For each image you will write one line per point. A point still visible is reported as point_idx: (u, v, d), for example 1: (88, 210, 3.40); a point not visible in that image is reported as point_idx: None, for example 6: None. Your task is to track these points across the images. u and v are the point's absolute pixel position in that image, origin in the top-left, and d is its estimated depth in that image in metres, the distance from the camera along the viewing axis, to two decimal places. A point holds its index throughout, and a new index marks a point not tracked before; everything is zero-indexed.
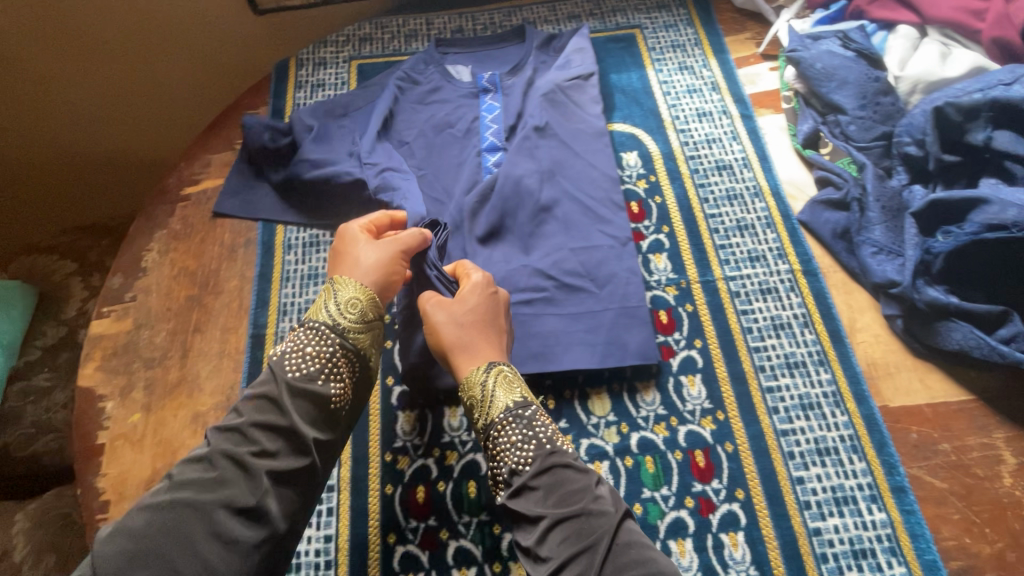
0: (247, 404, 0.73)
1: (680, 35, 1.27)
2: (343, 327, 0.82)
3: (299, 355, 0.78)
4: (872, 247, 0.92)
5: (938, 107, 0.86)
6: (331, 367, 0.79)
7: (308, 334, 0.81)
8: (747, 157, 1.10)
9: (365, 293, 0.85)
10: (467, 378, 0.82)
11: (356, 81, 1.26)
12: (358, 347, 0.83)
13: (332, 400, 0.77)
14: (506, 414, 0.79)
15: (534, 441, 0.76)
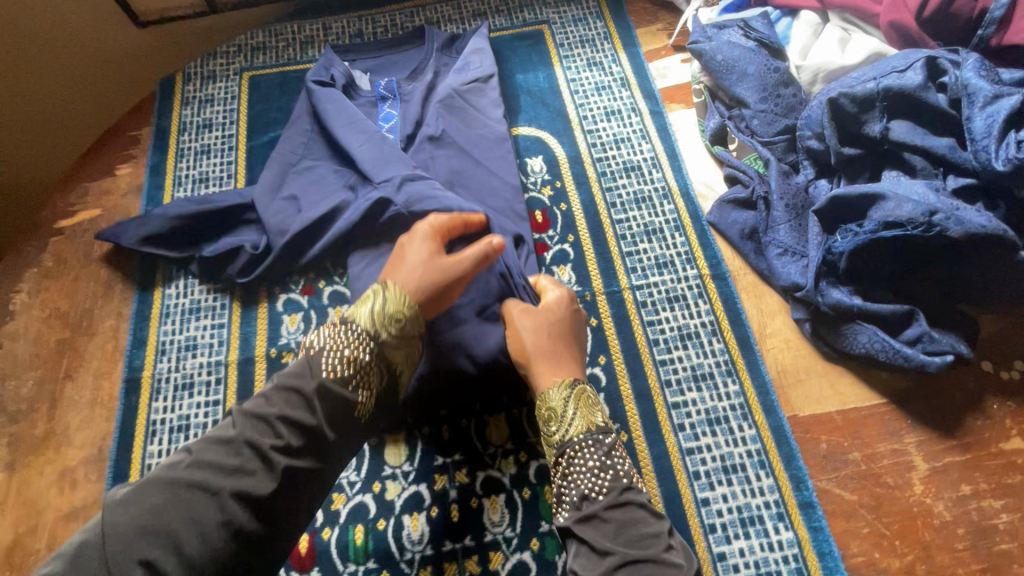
0: (273, 392, 0.63)
1: (590, 29, 1.20)
2: (381, 335, 0.71)
3: (334, 358, 0.67)
4: (777, 248, 0.88)
5: (833, 97, 0.81)
6: (364, 376, 0.68)
7: (340, 339, 0.69)
8: (656, 156, 1.04)
9: (412, 306, 0.74)
10: (546, 392, 0.76)
11: (248, 95, 1.17)
12: (392, 362, 0.72)
13: (357, 407, 0.66)
14: (584, 437, 0.72)
15: (611, 472, 0.70)
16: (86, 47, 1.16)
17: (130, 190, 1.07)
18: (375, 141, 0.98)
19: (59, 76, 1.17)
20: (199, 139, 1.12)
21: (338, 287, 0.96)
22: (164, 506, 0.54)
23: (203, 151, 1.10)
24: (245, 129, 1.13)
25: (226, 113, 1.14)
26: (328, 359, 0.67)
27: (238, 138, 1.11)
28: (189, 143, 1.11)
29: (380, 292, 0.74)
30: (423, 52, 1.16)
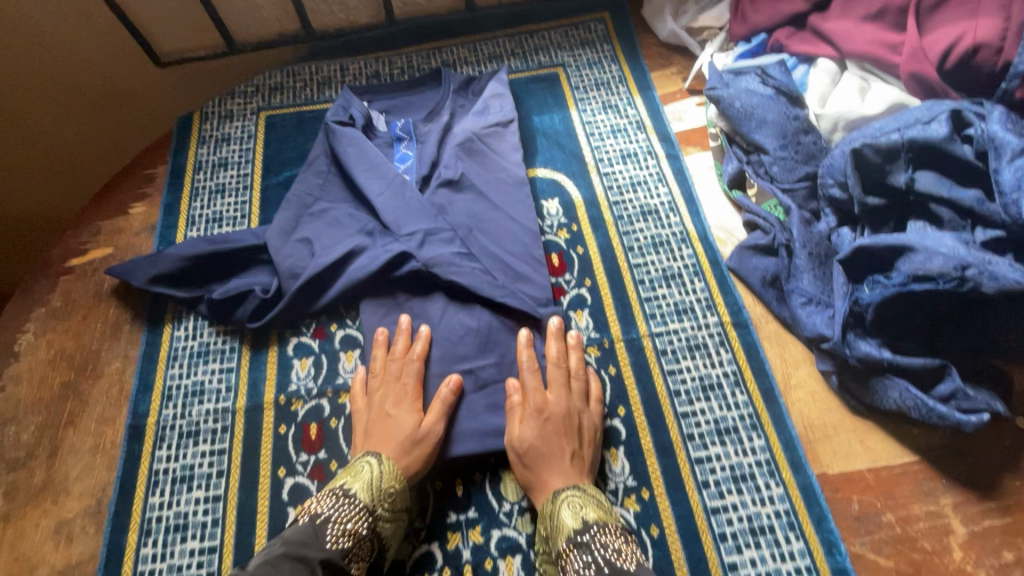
0: (280, 560, 0.64)
1: (605, 72, 1.21)
2: (377, 512, 0.73)
3: (338, 529, 0.70)
4: (802, 297, 0.85)
5: (856, 148, 0.80)
6: (357, 549, 0.71)
7: (336, 509, 0.72)
8: (673, 200, 1.03)
9: (396, 478, 0.75)
10: (539, 509, 0.75)
11: (264, 134, 1.17)
12: (382, 537, 0.74)
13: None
14: (568, 543, 0.70)
15: (593, 564, 0.68)
16: (115, 86, 1.19)
17: (143, 229, 1.07)
18: (395, 188, 0.98)
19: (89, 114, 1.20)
20: (214, 178, 1.12)
21: (350, 330, 0.94)
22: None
23: (218, 191, 1.10)
24: (261, 169, 1.13)
25: (243, 152, 1.15)
26: (332, 526, 0.70)
27: (253, 178, 1.11)
28: (205, 182, 1.11)
29: (370, 464, 0.76)
30: (439, 94, 1.16)
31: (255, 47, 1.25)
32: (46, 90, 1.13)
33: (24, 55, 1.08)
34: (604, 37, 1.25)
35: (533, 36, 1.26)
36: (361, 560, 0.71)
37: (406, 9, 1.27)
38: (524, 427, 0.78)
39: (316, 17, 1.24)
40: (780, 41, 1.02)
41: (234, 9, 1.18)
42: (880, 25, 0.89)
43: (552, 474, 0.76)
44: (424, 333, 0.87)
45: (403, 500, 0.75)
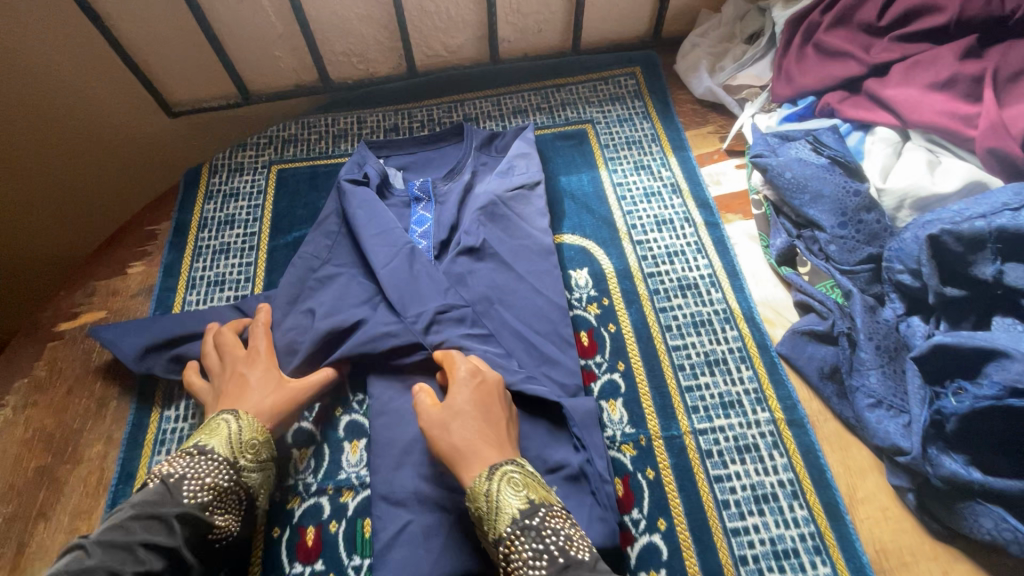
0: (129, 521, 0.63)
1: (636, 129, 1.14)
2: (240, 465, 0.71)
3: (195, 484, 0.68)
4: (868, 397, 0.75)
5: (933, 235, 0.71)
6: (221, 500, 0.69)
7: (191, 464, 0.69)
8: (714, 273, 0.94)
9: (259, 430, 0.74)
10: (470, 489, 0.66)
11: (274, 190, 1.11)
12: (250, 487, 0.72)
13: (212, 531, 0.67)
14: (512, 527, 0.62)
15: (545, 556, 0.60)
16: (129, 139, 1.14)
17: (140, 291, 1.00)
18: (404, 258, 0.89)
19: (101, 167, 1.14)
20: (219, 237, 1.05)
21: (357, 416, 0.85)
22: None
23: (221, 251, 1.03)
24: (268, 228, 1.06)
25: (251, 209, 1.08)
26: (187, 482, 0.68)
27: (260, 237, 1.04)
28: (209, 241, 1.04)
29: (226, 421, 0.73)
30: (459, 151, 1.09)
31: (270, 98, 1.20)
32: (59, 145, 1.07)
33: (39, 109, 1.02)
34: (635, 93, 1.18)
35: (560, 90, 1.20)
36: (227, 510, 0.69)
37: (428, 60, 1.22)
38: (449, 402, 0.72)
39: (334, 68, 1.19)
40: (831, 105, 0.93)
41: (251, 60, 1.13)
42: (949, 94, 0.80)
43: (486, 447, 0.69)
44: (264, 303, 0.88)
45: (267, 450, 0.74)
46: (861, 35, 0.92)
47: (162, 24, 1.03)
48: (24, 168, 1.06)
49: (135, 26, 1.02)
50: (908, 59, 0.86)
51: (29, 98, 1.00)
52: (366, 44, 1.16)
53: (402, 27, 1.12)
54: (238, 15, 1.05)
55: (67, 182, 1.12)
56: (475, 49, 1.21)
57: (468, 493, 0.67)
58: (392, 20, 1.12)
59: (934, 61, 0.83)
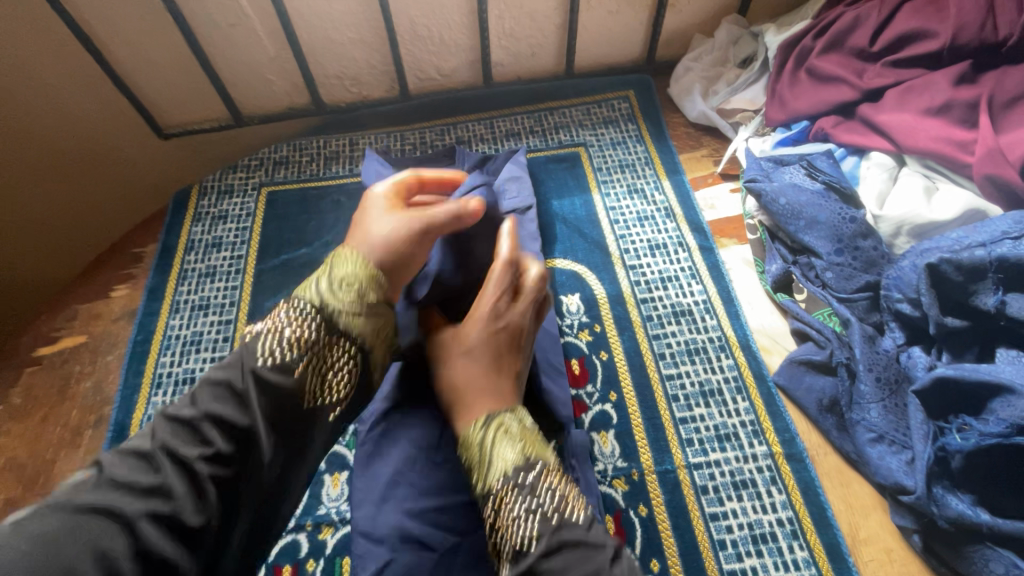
0: (198, 387, 0.52)
1: (630, 153, 1.13)
2: (327, 313, 0.58)
3: (272, 343, 0.55)
4: (869, 432, 0.72)
5: (932, 263, 0.69)
6: (317, 353, 0.56)
7: (287, 321, 0.56)
8: (709, 299, 0.92)
9: (368, 268, 0.62)
10: (464, 437, 0.59)
11: (264, 213, 1.10)
12: (351, 334, 0.58)
13: (301, 393, 0.54)
14: (505, 482, 0.54)
15: (537, 513, 0.52)
16: (122, 157, 1.12)
17: (122, 315, 0.98)
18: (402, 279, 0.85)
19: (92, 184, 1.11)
20: (205, 260, 1.03)
21: (339, 448, 0.83)
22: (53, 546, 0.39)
23: (207, 274, 1.01)
24: (256, 250, 1.04)
25: (239, 231, 1.07)
26: (261, 342, 0.55)
27: (247, 260, 1.03)
28: (195, 264, 1.02)
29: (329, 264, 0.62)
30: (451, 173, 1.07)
31: (262, 120, 1.19)
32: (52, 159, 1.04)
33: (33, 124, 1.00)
34: (628, 116, 1.17)
35: (553, 113, 1.20)
36: (309, 364, 0.55)
37: (421, 84, 1.22)
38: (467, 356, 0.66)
39: (327, 91, 1.18)
40: (825, 129, 0.92)
41: (243, 82, 1.13)
42: (945, 119, 0.79)
43: (497, 388, 0.65)
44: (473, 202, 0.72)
45: (372, 292, 0.61)
46: (854, 60, 0.91)
47: (155, 49, 1.04)
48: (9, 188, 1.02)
49: (126, 49, 1.02)
50: (902, 84, 0.85)
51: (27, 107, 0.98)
52: (359, 68, 1.16)
53: (394, 51, 1.12)
54: (230, 39, 1.05)
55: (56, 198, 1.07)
56: (469, 73, 1.21)
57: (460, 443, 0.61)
58: (384, 44, 1.12)
59: (928, 87, 0.81)
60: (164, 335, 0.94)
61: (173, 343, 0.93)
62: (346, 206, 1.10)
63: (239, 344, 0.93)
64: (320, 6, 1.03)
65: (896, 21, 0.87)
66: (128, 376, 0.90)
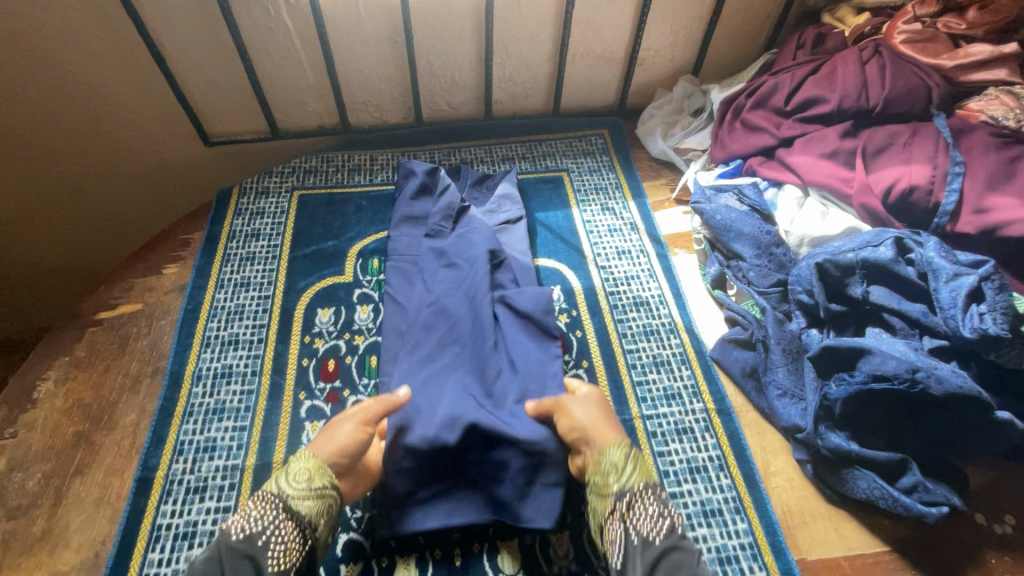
0: (217, 552, 0.72)
1: (603, 178, 1.37)
2: (289, 497, 0.76)
3: (244, 521, 0.74)
4: (777, 389, 0.96)
5: (819, 263, 0.95)
6: (275, 530, 0.73)
7: (257, 510, 0.75)
8: (663, 294, 1.15)
9: (310, 469, 0.78)
10: (603, 451, 0.81)
11: (296, 210, 1.29)
12: (307, 518, 0.76)
13: (269, 564, 0.71)
14: (643, 486, 0.79)
15: (665, 519, 0.76)
16: (176, 159, 1.35)
17: (173, 288, 1.14)
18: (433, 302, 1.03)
19: (153, 176, 1.35)
20: (245, 247, 1.21)
21: (362, 397, 1.01)
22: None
23: (247, 258, 1.20)
24: (289, 240, 1.23)
25: (275, 225, 1.26)
26: (235, 526, 0.73)
27: (282, 248, 1.22)
28: (236, 249, 1.21)
29: (291, 460, 0.81)
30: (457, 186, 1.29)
31: (296, 136, 1.40)
32: (123, 157, 1.29)
33: (105, 126, 1.23)
34: (602, 150, 1.43)
35: (541, 144, 1.45)
36: (281, 544, 0.73)
37: (434, 113, 1.45)
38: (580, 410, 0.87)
39: (353, 114, 1.41)
40: (753, 166, 1.19)
41: (283, 103, 1.34)
42: (834, 162, 1.06)
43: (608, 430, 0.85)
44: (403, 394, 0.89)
45: (320, 479, 0.78)
46: (774, 116, 1.19)
47: (216, 74, 1.25)
48: (89, 172, 1.28)
49: (191, 71, 1.22)
50: (806, 136, 1.12)
51: (97, 110, 1.20)
52: (382, 97, 1.39)
53: (414, 85, 1.36)
54: (280, 67, 1.27)
55: (127, 184, 1.33)
56: (473, 107, 1.46)
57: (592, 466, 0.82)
58: (407, 79, 1.36)
59: (823, 139, 1.09)
60: (211, 305, 1.11)
61: (219, 312, 1.10)
62: (367, 209, 1.30)
63: (277, 314, 1.11)
64: (357, 44, 1.26)
65: (803, 88, 1.15)
66: (180, 336, 1.07)
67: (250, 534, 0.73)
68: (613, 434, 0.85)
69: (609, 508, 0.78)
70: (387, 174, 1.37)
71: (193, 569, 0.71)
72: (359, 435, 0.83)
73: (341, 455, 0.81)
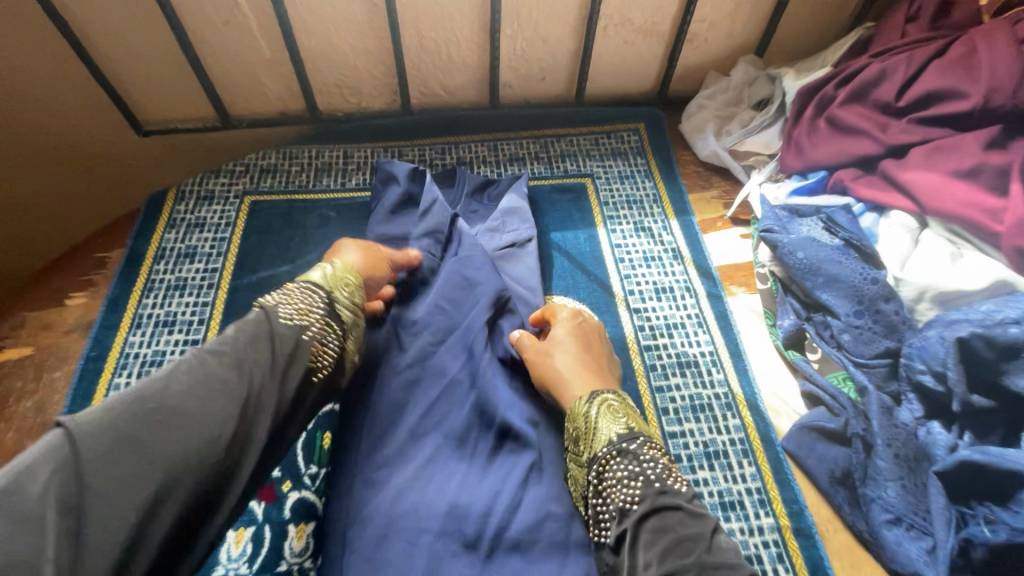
0: (229, 337, 0.56)
1: (638, 188, 1.08)
2: (335, 295, 0.66)
3: (290, 309, 0.62)
4: (886, 513, 0.67)
5: (961, 337, 0.66)
6: (319, 332, 0.62)
7: (302, 301, 0.63)
8: (716, 353, 0.87)
9: (353, 274, 0.70)
10: (570, 409, 0.66)
11: (245, 222, 1.02)
12: (344, 324, 0.66)
13: (312, 355, 0.61)
14: (608, 448, 0.61)
15: (642, 477, 0.58)
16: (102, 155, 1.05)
17: (76, 327, 0.89)
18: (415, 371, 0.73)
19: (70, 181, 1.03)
20: (176, 271, 0.95)
21: (307, 494, 0.74)
22: (144, 437, 0.46)
23: (175, 287, 0.93)
24: (232, 263, 0.96)
25: (216, 242, 0.99)
26: (282, 309, 0.61)
27: (222, 275, 0.95)
28: (163, 275, 0.94)
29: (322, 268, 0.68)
30: (451, 195, 1.00)
31: (252, 125, 1.12)
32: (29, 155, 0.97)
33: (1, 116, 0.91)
34: (637, 150, 1.13)
35: (560, 141, 1.15)
36: (327, 357, 0.62)
37: (424, 99, 1.16)
38: (561, 342, 0.73)
39: (323, 98, 1.12)
40: (844, 181, 0.89)
41: (233, 82, 1.05)
42: (973, 183, 0.76)
43: (591, 376, 0.70)
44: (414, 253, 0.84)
45: (352, 295, 0.68)
46: (877, 114, 0.89)
47: (140, 46, 0.96)
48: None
49: (107, 42, 0.94)
50: (928, 143, 0.82)
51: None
52: (359, 77, 1.09)
53: (398, 63, 1.06)
54: (225, 37, 0.98)
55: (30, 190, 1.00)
56: (475, 92, 1.15)
57: (568, 431, 0.67)
58: (389, 55, 1.06)
59: (958, 147, 0.79)
60: (121, 352, 0.85)
61: (130, 361, 0.85)
62: (335, 222, 1.03)
63: None
64: (323, 8, 0.96)
65: (925, 76, 0.84)
66: (75, 397, 0.81)
67: (293, 326, 0.60)
68: (575, 390, 0.68)
69: (585, 481, 0.62)
70: (363, 177, 1.09)
71: (234, 344, 0.56)
72: (377, 269, 0.77)
73: (367, 282, 0.76)
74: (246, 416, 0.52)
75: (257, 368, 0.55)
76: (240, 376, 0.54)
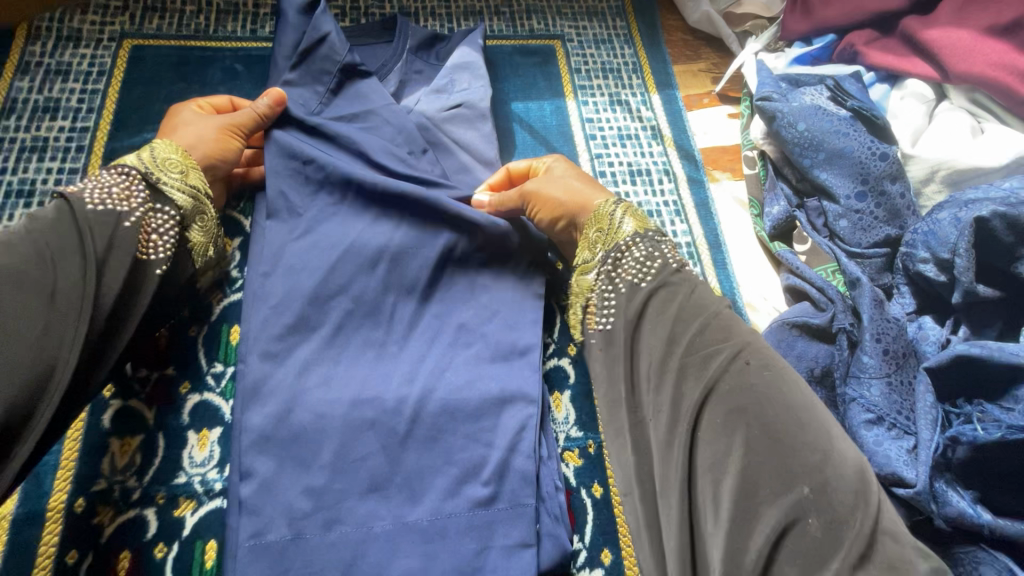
0: (48, 227, 0.52)
1: (615, 55, 0.91)
2: (160, 178, 0.59)
3: (99, 192, 0.55)
4: (866, 412, 0.61)
5: (982, 216, 0.57)
6: (147, 220, 0.56)
7: (116, 184, 0.56)
8: (694, 244, 0.76)
9: (181, 152, 0.62)
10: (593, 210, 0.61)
11: (124, 72, 0.80)
12: (186, 213, 0.60)
13: (145, 245, 0.56)
14: (631, 236, 0.58)
15: (659, 257, 0.57)
16: None
17: None
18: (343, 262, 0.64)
19: None
20: (32, 129, 0.74)
21: (211, 397, 0.62)
22: None
23: (32, 149, 0.73)
24: (109, 123, 0.76)
25: (85, 95, 0.77)
26: (88, 193, 0.55)
27: (94, 137, 0.75)
28: (14, 133, 0.74)
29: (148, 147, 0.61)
30: (388, 49, 0.80)
31: None
32: None
33: None
34: (617, 10, 0.94)
35: None
36: (165, 246, 0.57)
37: None
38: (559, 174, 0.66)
39: None
40: (855, 47, 0.76)
41: None
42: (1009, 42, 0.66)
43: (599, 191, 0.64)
44: (272, 92, 0.67)
45: (197, 179, 0.62)
46: None
47: None
48: None
49: None
50: None
51: None
52: None
53: None
54: None
55: None
56: None
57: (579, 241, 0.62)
58: None
59: None
60: None
61: None
62: (242, 78, 0.82)
63: None
64: None
65: None
66: None
67: (113, 212, 0.55)
68: (595, 198, 0.62)
69: (596, 281, 0.58)
70: None
71: (32, 238, 0.51)
72: (224, 141, 0.65)
73: (213, 159, 0.64)
74: (82, 309, 0.50)
75: (81, 258, 0.51)
76: (42, 268, 0.49)
